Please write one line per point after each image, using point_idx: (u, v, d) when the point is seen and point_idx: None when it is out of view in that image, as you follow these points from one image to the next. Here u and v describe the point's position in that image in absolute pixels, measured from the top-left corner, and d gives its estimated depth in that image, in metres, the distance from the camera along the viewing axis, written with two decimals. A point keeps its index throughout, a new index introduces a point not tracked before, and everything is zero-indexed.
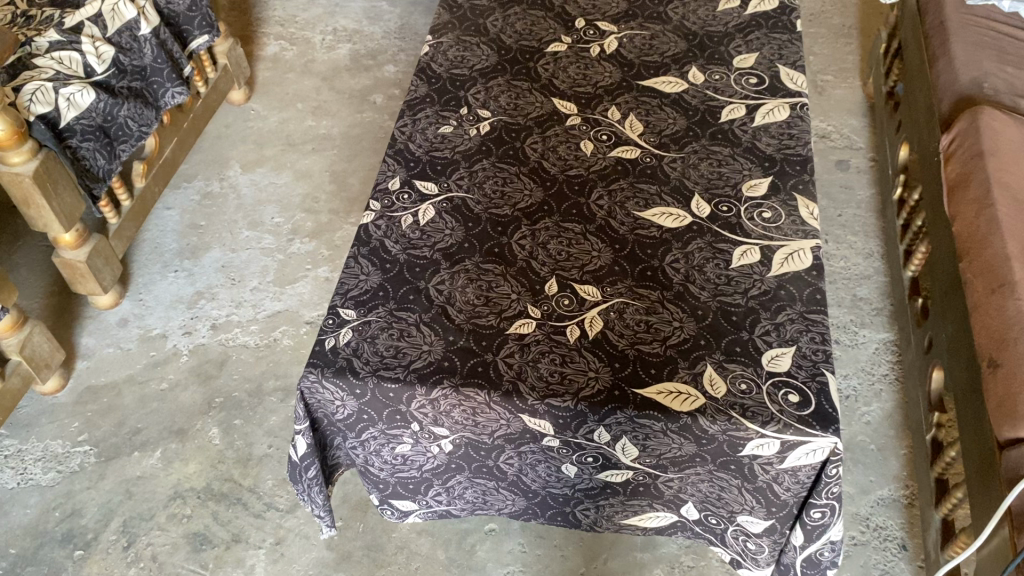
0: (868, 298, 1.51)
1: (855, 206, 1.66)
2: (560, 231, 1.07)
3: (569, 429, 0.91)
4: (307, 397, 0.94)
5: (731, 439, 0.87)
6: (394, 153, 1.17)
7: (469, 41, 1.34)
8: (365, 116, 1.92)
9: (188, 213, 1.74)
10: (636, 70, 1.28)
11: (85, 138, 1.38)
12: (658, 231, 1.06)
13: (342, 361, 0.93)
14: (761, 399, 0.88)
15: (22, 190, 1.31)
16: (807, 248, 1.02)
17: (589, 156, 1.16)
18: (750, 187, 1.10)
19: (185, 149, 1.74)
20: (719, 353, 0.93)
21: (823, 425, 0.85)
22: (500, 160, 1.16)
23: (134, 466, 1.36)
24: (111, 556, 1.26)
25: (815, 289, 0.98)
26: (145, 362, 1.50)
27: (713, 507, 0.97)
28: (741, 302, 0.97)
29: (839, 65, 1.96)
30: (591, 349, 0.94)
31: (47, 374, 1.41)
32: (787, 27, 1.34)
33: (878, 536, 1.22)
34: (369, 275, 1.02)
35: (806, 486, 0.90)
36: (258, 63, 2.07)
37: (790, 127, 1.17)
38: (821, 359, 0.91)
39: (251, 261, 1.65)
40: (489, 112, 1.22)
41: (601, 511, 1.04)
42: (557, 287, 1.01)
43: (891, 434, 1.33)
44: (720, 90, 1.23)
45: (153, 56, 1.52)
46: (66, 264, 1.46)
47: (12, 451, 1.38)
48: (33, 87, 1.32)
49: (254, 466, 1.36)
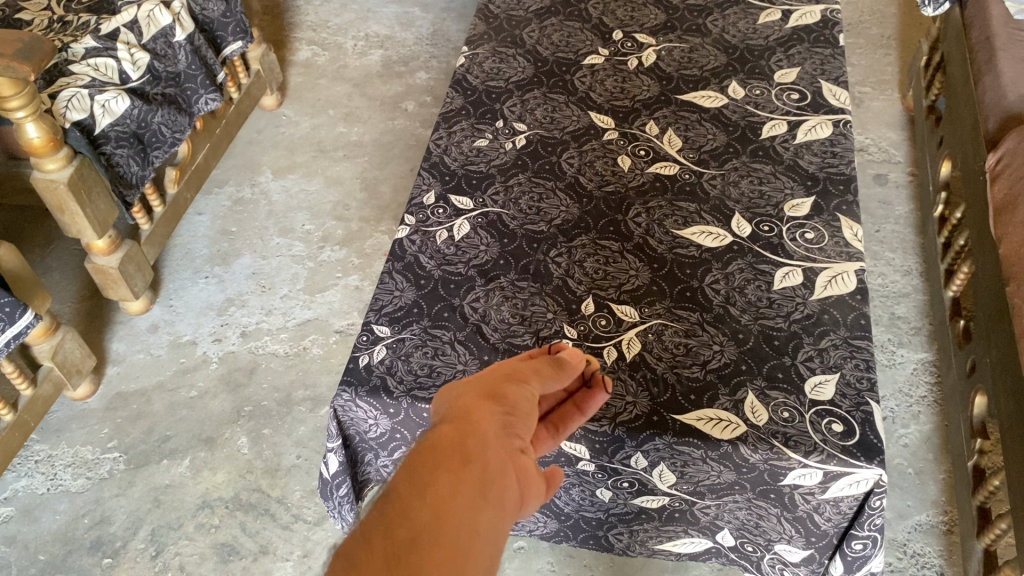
0: (907, 317, 1.49)
1: (893, 221, 1.63)
2: (597, 248, 1.05)
3: (606, 454, 0.90)
4: (340, 415, 0.93)
5: (772, 468, 0.85)
6: (429, 167, 1.16)
7: (505, 52, 1.33)
8: (396, 123, 1.92)
9: (219, 219, 1.74)
10: (675, 84, 1.26)
11: (119, 145, 1.38)
12: (697, 250, 1.04)
13: (376, 380, 0.91)
14: (805, 428, 0.86)
15: (57, 197, 1.31)
16: (851, 271, 1.00)
17: (626, 172, 1.14)
18: (792, 207, 1.07)
19: (217, 155, 1.74)
20: (761, 379, 0.91)
21: (868, 456, 0.83)
22: (536, 176, 1.14)
23: (163, 473, 1.36)
24: (139, 565, 1.26)
25: (860, 314, 0.96)
26: (175, 368, 1.50)
27: (750, 534, 0.95)
28: (783, 326, 0.95)
29: (877, 77, 1.93)
30: (629, 372, 0.92)
31: (78, 380, 1.41)
32: (829, 41, 1.31)
33: (916, 563, 1.19)
34: (403, 292, 1.01)
35: (848, 517, 0.88)
36: (290, 68, 2.07)
37: (833, 144, 1.15)
38: (865, 388, 0.89)
39: (282, 268, 1.64)
40: (526, 126, 1.21)
41: (635, 535, 1.02)
42: (593, 306, 0.99)
43: (930, 458, 1.31)
44: (760, 106, 1.21)
45: (188, 63, 1.52)
46: (97, 270, 1.46)
47: (42, 457, 1.38)
48: (69, 94, 1.32)
49: (282, 477, 1.35)
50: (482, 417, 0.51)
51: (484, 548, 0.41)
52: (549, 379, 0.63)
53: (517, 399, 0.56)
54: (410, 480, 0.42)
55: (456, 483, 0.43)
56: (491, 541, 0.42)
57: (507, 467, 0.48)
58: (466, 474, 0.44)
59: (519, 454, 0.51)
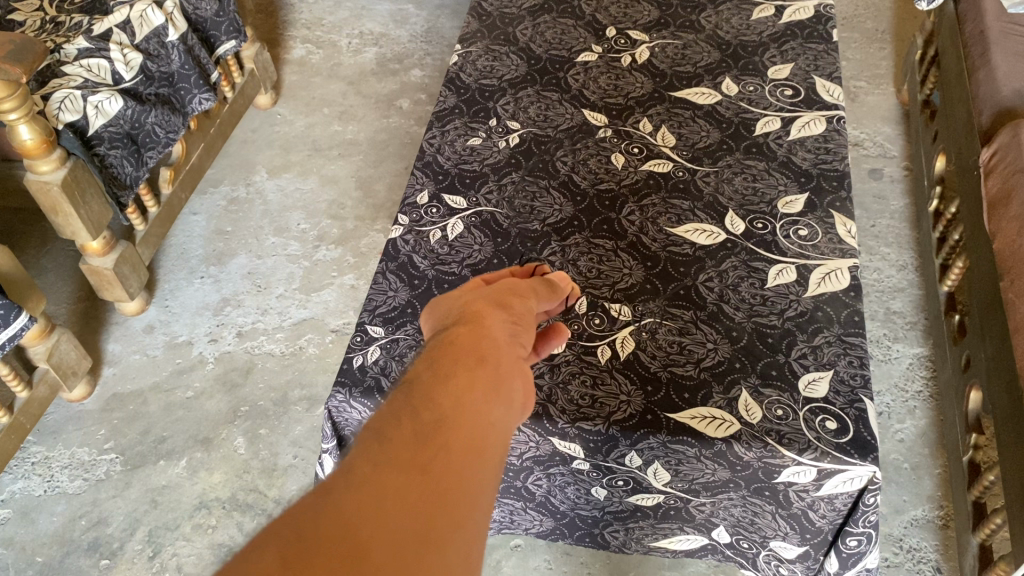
0: (902, 311, 1.49)
1: (888, 216, 1.63)
2: (590, 247, 1.05)
3: (600, 453, 0.90)
4: (335, 416, 0.93)
5: (767, 465, 0.85)
6: (422, 166, 1.16)
7: (498, 50, 1.32)
8: (391, 121, 1.91)
9: (214, 218, 1.74)
10: (668, 81, 1.26)
11: (113, 146, 1.38)
12: (691, 248, 1.04)
13: (370, 381, 0.91)
14: (799, 425, 0.86)
15: (51, 199, 1.31)
16: (845, 268, 1.00)
17: (620, 170, 1.14)
18: (786, 204, 1.07)
19: (212, 154, 1.74)
20: (755, 377, 0.91)
21: (862, 453, 0.83)
22: (529, 174, 1.14)
23: (159, 474, 1.36)
24: (137, 566, 1.26)
25: (853, 310, 0.96)
26: (171, 369, 1.50)
27: (745, 531, 0.96)
28: (777, 324, 0.95)
29: (872, 71, 1.93)
30: (623, 370, 0.93)
31: (74, 381, 1.41)
32: (823, 37, 1.31)
33: (912, 558, 1.20)
34: (396, 292, 1.01)
35: (843, 513, 0.88)
36: (284, 66, 2.07)
37: (826, 141, 1.15)
38: (859, 385, 0.89)
39: (277, 268, 1.64)
40: (519, 124, 1.21)
41: (631, 533, 1.02)
42: (587, 305, 0.99)
43: (926, 453, 1.31)
44: (754, 103, 1.21)
45: (181, 63, 1.52)
46: (92, 271, 1.46)
47: (39, 458, 1.38)
48: (61, 95, 1.32)
49: (279, 477, 1.35)
50: (493, 330, 0.60)
51: (494, 432, 0.51)
52: (543, 300, 0.73)
53: (521, 311, 0.66)
54: (438, 376, 0.51)
55: (473, 381, 0.52)
56: (499, 427, 0.52)
57: (514, 365, 0.58)
58: (482, 376, 0.54)
59: (522, 359, 0.61)
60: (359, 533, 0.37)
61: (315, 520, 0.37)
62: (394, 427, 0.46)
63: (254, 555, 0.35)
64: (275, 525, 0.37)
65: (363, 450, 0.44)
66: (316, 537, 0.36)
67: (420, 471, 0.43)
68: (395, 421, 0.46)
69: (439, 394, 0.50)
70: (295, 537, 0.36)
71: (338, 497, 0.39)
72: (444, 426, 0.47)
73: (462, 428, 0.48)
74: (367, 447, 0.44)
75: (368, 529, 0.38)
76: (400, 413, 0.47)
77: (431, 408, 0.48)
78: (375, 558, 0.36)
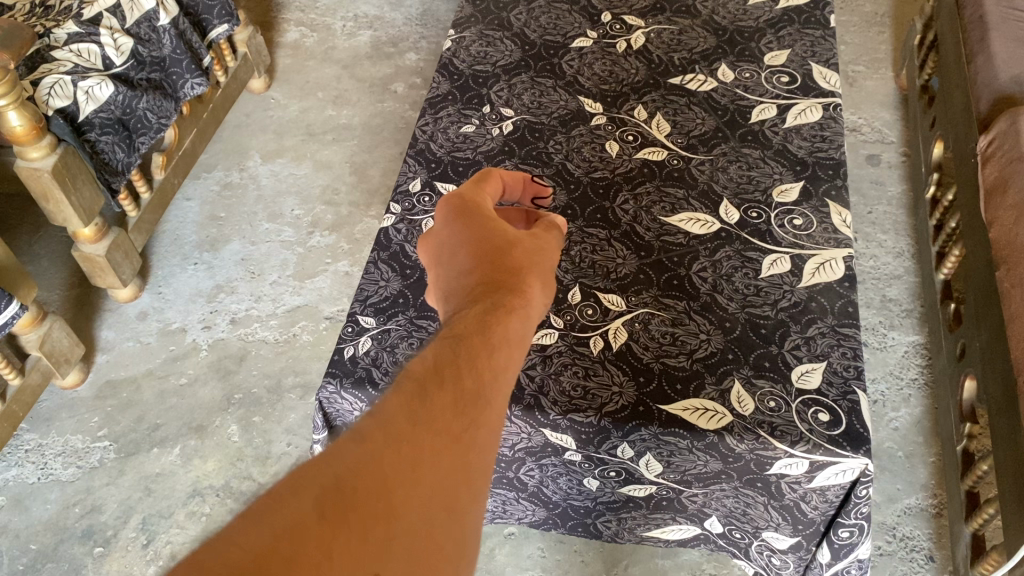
0: (898, 299, 1.48)
1: (885, 202, 1.62)
2: (584, 236, 1.04)
3: (592, 444, 0.89)
4: (326, 406, 0.93)
5: (759, 457, 0.85)
6: (414, 154, 1.15)
7: (492, 35, 1.31)
8: (386, 106, 1.90)
9: (207, 204, 1.73)
10: (664, 67, 1.25)
11: (104, 132, 1.37)
12: (685, 237, 1.03)
13: (361, 372, 0.91)
14: (791, 417, 0.86)
15: (41, 185, 1.30)
16: (839, 258, 0.99)
17: (614, 158, 1.13)
18: (781, 193, 1.07)
19: (205, 140, 1.72)
20: (747, 369, 0.90)
21: (854, 445, 0.83)
22: (523, 162, 1.13)
23: (153, 462, 1.36)
24: (131, 554, 1.26)
25: (847, 301, 0.95)
26: (165, 356, 1.49)
27: (737, 521, 0.96)
28: (770, 314, 0.95)
29: (871, 55, 1.91)
30: (615, 361, 0.92)
31: (67, 368, 1.41)
32: (820, 22, 1.30)
33: (905, 546, 1.20)
34: (388, 282, 1.00)
35: (835, 505, 0.88)
36: (278, 50, 2.05)
37: (822, 129, 1.14)
38: (852, 376, 0.89)
39: (271, 254, 1.63)
40: (512, 111, 1.19)
41: (623, 523, 1.02)
42: (580, 295, 0.98)
43: (921, 441, 1.31)
44: (750, 89, 1.20)
45: (172, 47, 1.51)
46: (85, 258, 1.45)
47: (32, 446, 1.38)
48: (51, 80, 1.30)
49: (272, 464, 1.35)
50: (522, 299, 0.72)
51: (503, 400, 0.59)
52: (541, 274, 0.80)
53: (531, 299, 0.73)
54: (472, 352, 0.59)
55: (488, 362, 0.58)
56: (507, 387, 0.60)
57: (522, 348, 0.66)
58: (498, 355, 0.60)
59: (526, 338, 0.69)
60: (414, 468, 0.43)
61: (377, 448, 0.43)
62: (427, 390, 0.50)
63: (320, 469, 0.39)
64: (318, 465, 0.40)
65: (401, 405, 0.48)
66: (362, 493, 0.39)
67: (448, 444, 0.47)
68: (427, 384, 0.51)
69: (465, 373, 0.55)
70: (364, 462, 0.41)
71: (397, 430, 0.45)
72: (466, 402, 0.52)
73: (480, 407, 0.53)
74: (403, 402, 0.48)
75: (409, 495, 0.41)
76: (430, 378, 0.52)
77: (466, 375, 0.55)
78: (424, 496, 0.42)
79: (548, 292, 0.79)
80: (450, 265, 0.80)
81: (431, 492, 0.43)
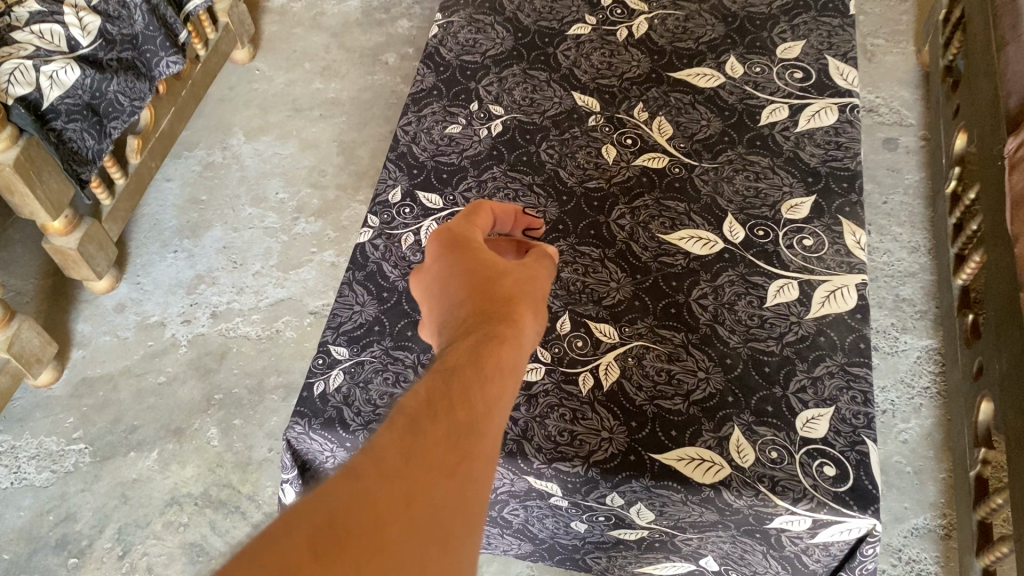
0: (912, 299, 1.40)
1: (902, 192, 1.53)
2: (575, 256, 0.97)
3: (579, 493, 0.83)
4: (294, 446, 0.86)
5: (758, 513, 0.79)
6: (395, 158, 1.06)
7: (482, 20, 1.21)
8: (376, 78, 1.80)
9: (188, 185, 1.65)
10: (668, 59, 1.15)
11: (72, 119, 1.28)
12: (684, 259, 0.95)
13: (331, 412, 0.85)
14: (794, 471, 0.79)
15: (4, 179, 1.22)
16: (852, 285, 0.92)
17: (610, 165, 1.04)
18: (790, 208, 0.98)
19: (184, 119, 1.64)
20: (749, 414, 0.83)
21: (862, 504, 0.76)
22: (512, 169, 1.04)
23: (130, 467, 1.31)
24: (106, 566, 1.22)
25: (859, 336, 0.88)
26: (143, 352, 1.43)
27: (734, 563, 0.89)
28: (775, 350, 0.88)
29: (892, 27, 1.80)
30: (605, 402, 0.85)
31: (39, 368, 1.35)
32: (839, 9, 1.19)
33: (911, 570, 1.14)
34: (363, 306, 0.93)
35: (839, 557, 0.82)
36: (264, 16, 1.94)
37: (837, 133, 1.05)
38: (862, 425, 0.82)
39: (254, 241, 1.56)
40: (502, 109, 1.11)
41: (614, 560, 0.96)
42: (570, 325, 0.91)
43: (931, 455, 1.24)
44: (760, 86, 1.11)
45: (145, 23, 1.41)
46: (56, 250, 1.38)
47: (6, 447, 1.33)
48: (10, 66, 1.19)
49: (253, 472, 1.30)
50: (512, 331, 0.69)
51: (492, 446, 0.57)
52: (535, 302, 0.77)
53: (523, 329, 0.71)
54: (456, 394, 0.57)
55: (480, 394, 0.59)
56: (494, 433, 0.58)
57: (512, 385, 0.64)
58: (490, 386, 0.60)
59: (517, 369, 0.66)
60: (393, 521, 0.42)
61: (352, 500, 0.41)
62: (409, 440, 0.49)
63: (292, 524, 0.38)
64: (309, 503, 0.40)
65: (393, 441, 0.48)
66: (351, 528, 0.39)
67: (438, 477, 0.48)
68: (418, 420, 0.52)
69: (456, 408, 0.55)
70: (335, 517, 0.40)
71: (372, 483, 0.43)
72: (458, 438, 0.53)
73: (470, 442, 0.53)
74: (394, 438, 0.49)
75: (400, 533, 0.42)
76: (422, 414, 0.53)
77: (448, 420, 0.54)
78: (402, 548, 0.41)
79: (542, 321, 0.76)
80: (441, 298, 0.75)
81: (422, 529, 0.43)
